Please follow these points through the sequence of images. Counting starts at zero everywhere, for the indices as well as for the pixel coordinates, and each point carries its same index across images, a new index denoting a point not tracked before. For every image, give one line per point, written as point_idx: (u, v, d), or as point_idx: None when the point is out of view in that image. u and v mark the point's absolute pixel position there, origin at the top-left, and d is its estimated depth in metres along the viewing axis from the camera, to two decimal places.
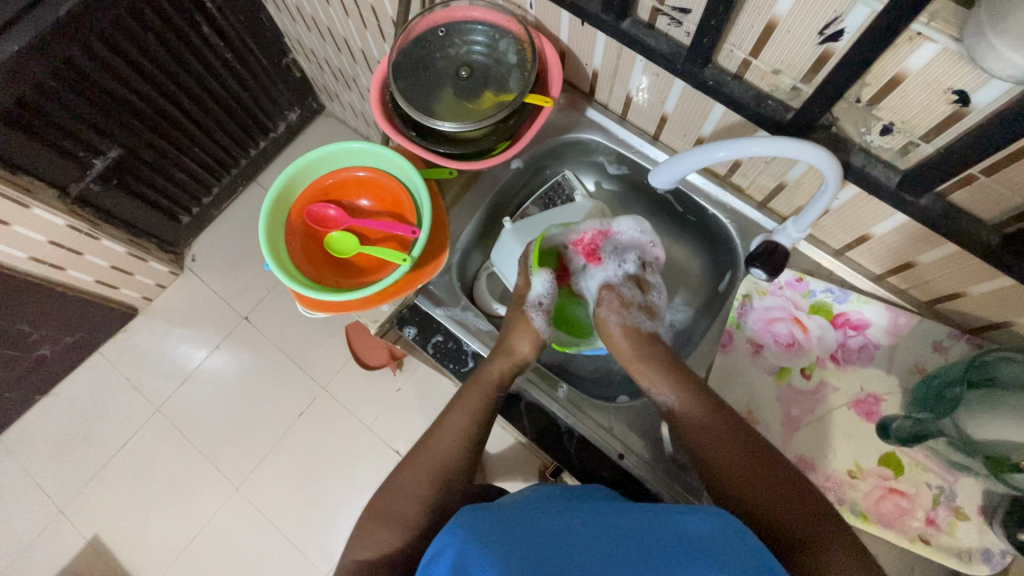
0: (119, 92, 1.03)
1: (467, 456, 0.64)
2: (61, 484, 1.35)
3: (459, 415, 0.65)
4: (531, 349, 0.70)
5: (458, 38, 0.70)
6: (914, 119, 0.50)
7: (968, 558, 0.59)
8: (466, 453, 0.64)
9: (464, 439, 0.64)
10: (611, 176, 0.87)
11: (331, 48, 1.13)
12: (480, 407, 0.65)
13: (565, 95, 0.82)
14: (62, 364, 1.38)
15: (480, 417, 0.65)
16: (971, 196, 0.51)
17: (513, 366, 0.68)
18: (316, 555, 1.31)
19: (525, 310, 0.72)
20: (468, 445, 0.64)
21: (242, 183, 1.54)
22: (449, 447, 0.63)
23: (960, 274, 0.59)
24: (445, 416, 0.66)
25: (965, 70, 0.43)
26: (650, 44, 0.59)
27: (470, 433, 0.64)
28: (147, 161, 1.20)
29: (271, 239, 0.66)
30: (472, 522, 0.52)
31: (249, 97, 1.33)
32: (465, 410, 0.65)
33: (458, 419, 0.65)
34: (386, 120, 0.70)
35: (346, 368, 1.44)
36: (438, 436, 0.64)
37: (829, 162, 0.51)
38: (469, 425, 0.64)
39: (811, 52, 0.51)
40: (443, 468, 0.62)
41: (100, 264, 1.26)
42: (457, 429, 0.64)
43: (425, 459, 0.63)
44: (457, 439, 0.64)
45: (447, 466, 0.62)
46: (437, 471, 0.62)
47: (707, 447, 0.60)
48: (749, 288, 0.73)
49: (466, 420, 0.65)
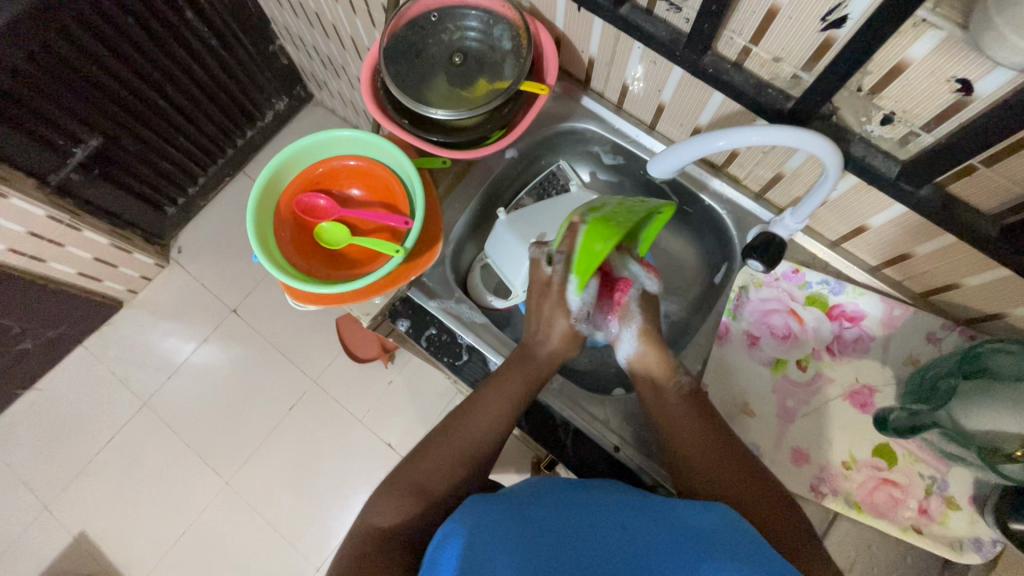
0: (97, 77, 0.99)
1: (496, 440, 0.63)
2: (46, 480, 1.33)
3: (496, 399, 0.64)
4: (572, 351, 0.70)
5: (452, 24, 0.69)
6: (915, 109, 0.49)
7: (959, 547, 0.59)
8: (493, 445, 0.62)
9: (497, 423, 0.63)
10: (607, 167, 0.86)
11: (320, 35, 1.10)
12: (520, 392, 0.65)
13: (560, 83, 0.80)
14: (44, 359, 1.34)
15: (517, 402, 0.64)
16: (970, 187, 0.51)
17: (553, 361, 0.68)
18: (308, 549, 1.30)
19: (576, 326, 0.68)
20: (501, 429, 0.63)
21: (229, 173, 1.50)
22: (481, 430, 0.62)
23: (957, 266, 0.59)
24: (482, 397, 0.64)
25: (970, 58, 0.42)
26: (648, 30, 0.57)
27: (502, 418, 0.63)
28: (129, 149, 1.16)
29: (260, 230, 0.64)
30: (476, 509, 0.51)
31: (234, 84, 1.30)
32: (503, 399, 0.64)
33: (491, 403, 0.64)
34: (377, 107, 0.68)
35: (336, 361, 1.42)
36: (471, 417, 0.63)
37: (829, 151, 0.51)
38: (506, 411, 0.63)
39: (813, 40, 0.50)
40: (469, 454, 0.61)
41: (81, 256, 1.22)
42: (490, 414, 0.63)
43: (451, 440, 0.61)
44: (491, 422, 0.63)
45: (475, 451, 0.61)
46: (465, 455, 0.61)
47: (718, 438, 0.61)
48: (745, 280, 0.73)
49: (505, 404, 0.64)
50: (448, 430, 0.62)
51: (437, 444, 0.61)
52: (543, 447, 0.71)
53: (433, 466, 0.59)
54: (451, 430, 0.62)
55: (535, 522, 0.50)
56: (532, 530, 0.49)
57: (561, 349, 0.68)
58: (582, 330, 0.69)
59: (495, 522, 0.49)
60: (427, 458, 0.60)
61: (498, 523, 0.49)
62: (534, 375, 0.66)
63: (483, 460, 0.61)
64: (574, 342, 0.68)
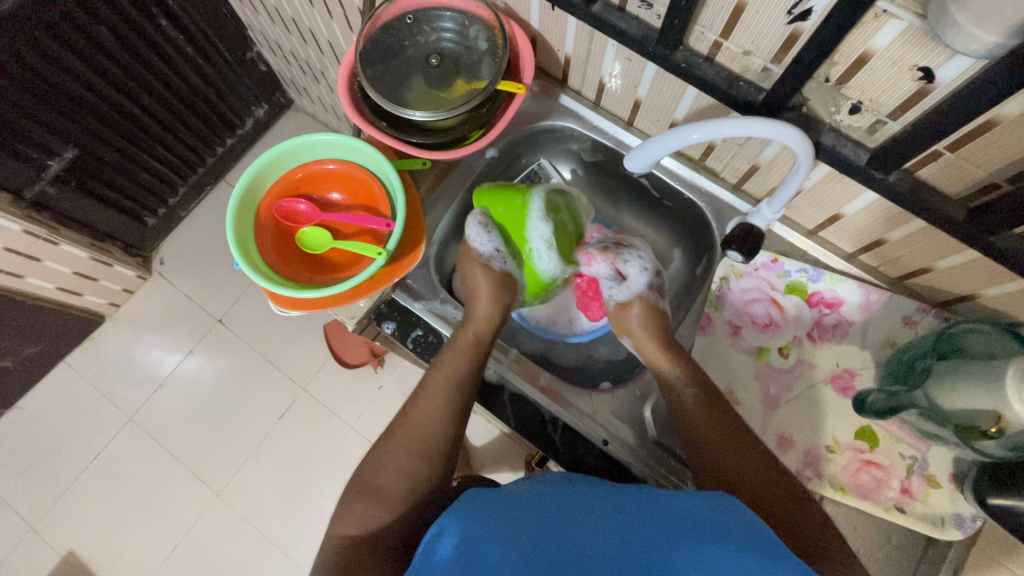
0: (70, 88, 0.98)
1: (452, 424, 0.62)
2: (30, 500, 1.30)
3: (438, 376, 0.64)
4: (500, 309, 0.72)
5: (427, 26, 0.69)
6: (881, 97, 0.50)
7: (941, 524, 0.61)
8: (452, 426, 0.62)
9: (446, 404, 0.63)
10: (587, 164, 0.87)
11: (297, 40, 1.10)
12: (460, 364, 0.65)
13: (538, 82, 0.81)
14: (25, 377, 1.32)
15: (460, 375, 0.64)
16: (936, 171, 0.52)
17: (487, 324, 0.70)
18: (303, 558, 1.29)
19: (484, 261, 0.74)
20: (453, 405, 0.63)
21: (209, 182, 1.48)
22: (432, 413, 0.62)
23: (928, 250, 0.61)
24: (428, 379, 0.65)
25: (930, 47, 0.43)
26: (621, 27, 0.58)
27: (453, 394, 0.63)
28: (107, 161, 1.15)
29: (240, 237, 0.63)
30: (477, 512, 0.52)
31: (213, 91, 1.28)
32: (448, 369, 0.64)
33: (437, 379, 0.64)
34: (355, 111, 0.68)
35: (327, 368, 1.41)
36: (420, 402, 0.63)
37: (801, 141, 0.52)
38: (450, 386, 0.63)
39: (780, 33, 0.51)
40: (429, 441, 0.60)
41: (61, 270, 1.20)
42: (435, 392, 0.63)
43: (404, 435, 0.61)
44: (442, 400, 0.63)
45: (429, 436, 0.61)
46: (417, 441, 0.60)
47: (702, 434, 0.61)
48: (726, 270, 0.73)
49: (447, 377, 0.64)
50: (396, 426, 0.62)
51: (392, 439, 0.61)
52: (532, 442, 0.71)
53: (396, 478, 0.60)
54: (403, 420, 0.62)
55: (533, 515, 0.51)
56: (524, 522, 0.50)
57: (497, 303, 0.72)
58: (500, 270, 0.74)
59: (494, 516, 0.51)
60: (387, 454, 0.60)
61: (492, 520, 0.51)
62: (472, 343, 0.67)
63: (444, 443, 0.61)
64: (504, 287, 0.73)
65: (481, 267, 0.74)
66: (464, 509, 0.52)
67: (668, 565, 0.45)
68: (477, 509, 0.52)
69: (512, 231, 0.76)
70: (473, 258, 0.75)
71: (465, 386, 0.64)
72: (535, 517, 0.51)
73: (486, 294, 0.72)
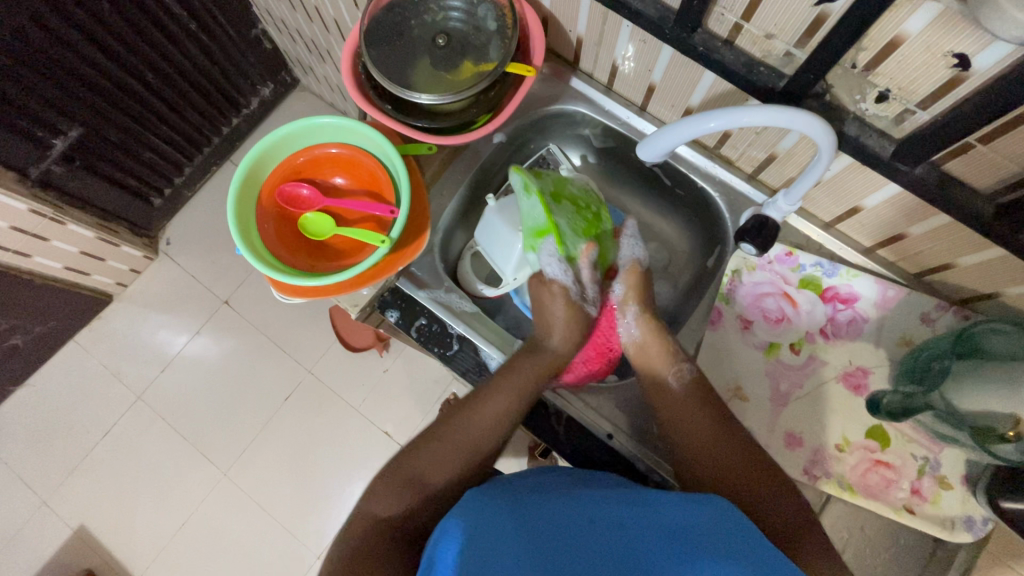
0: (74, 66, 0.97)
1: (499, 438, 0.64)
2: (42, 475, 1.33)
3: (503, 395, 0.65)
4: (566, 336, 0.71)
5: (434, 4, 0.66)
6: (911, 85, 0.48)
7: (951, 527, 0.60)
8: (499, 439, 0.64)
9: (504, 421, 0.64)
10: (598, 150, 0.85)
11: (303, 18, 1.07)
12: (528, 388, 0.66)
13: (549, 65, 0.78)
14: (36, 354, 1.33)
15: (525, 398, 0.65)
16: (964, 164, 0.49)
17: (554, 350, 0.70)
18: (308, 537, 1.31)
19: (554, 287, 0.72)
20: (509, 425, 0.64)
21: (215, 162, 1.47)
22: (486, 426, 0.63)
23: (951, 246, 0.58)
24: (490, 392, 0.65)
25: (967, 33, 0.41)
26: (636, 8, 0.55)
27: (515, 407, 0.65)
28: (112, 140, 1.14)
29: (243, 224, 0.62)
30: (484, 514, 0.50)
31: (217, 70, 1.26)
32: (515, 389, 0.65)
33: (502, 398, 0.64)
34: (359, 93, 0.66)
35: (332, 351, 1.42)
36: (474, 416, 0.63)
37: (823, 131, 0.49)
38: (515, 404, 0.65)
39: (805, 16, 0.48)
40: (470, 452, 0.62)
41: (67, 250, 1.20)
42: (496, 409, 0.64)
43: (444, 440, 0.62)
44: (501, 418, 0.64)
45: (476, 445, 0.62)
46: (450, 453, 0.61)
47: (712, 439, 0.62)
48: (739, 263, 0.72)
49: (514, 398, 0.65)
50: (441, 429, 0.63)
51: (430, 443, 0.62)
52: (536, 435, 0.70)
53: (398, 471, 0.60)
54: (454, 427, 0.63)
55: (532, 511, 0.51)
56: (529, 522, 0.50)
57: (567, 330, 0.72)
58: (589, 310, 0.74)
59: (495, 513, 0.51)
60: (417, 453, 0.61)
61: (498, 523, 0.49)
62: (541, 367, 0.68)
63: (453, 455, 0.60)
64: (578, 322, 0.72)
65: (563, 298, 0.72)
66: (470, 512, 0.51)
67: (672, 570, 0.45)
68: (478, 507, 0.52)
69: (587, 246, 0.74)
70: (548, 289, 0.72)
71: (528, 405, 0.65)
72: (539, 522, 0.50)
73: (562, 321, 0.72)
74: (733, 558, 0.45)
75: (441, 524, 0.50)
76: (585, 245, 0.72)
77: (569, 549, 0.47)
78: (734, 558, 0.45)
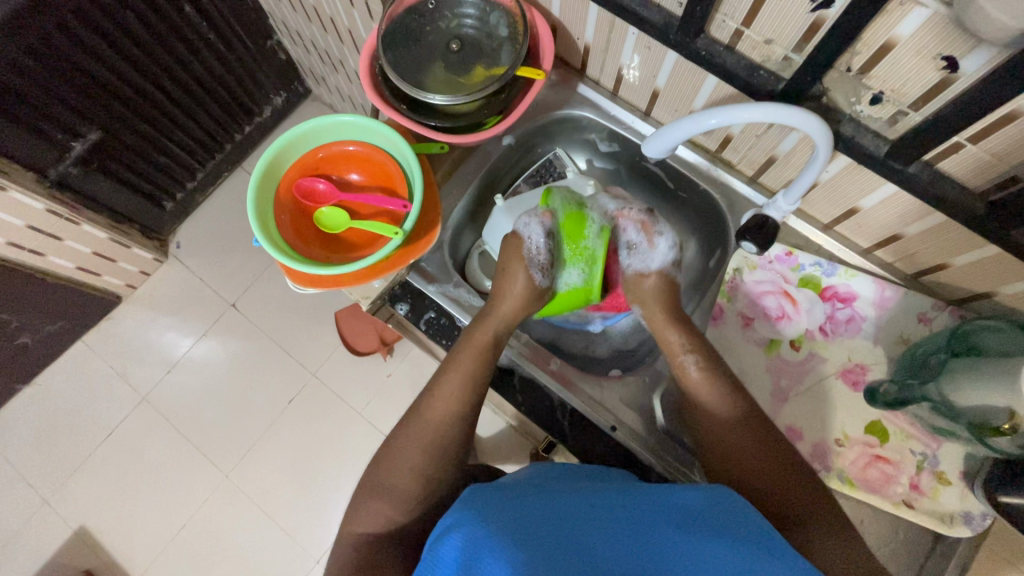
0: (97, 72, 1.00)
1: (462, 423, 0.63)
2: (45, 475, 1.33)
3: (452, 377, 0.64)
4: (512, 311, 0.69)
5: (449, 11, 0.70)
6: (902, 88, 0.50)
7: (950, 521, 0.61)
8: (461, 422, 0.63)
9: (457, 404, 0.63)
10: (603, 154, 0.87)
11: (318, 29, 1.11)
12: (474, 368, 0.65)
13: (557, 72, 0.81)
14: (44, 353, 1.35)
15: (471, 380, 0.64)
16: (956, 163, 0.52)
17: (502, 326, 0.68)
18: (308, 540, 1.31)
19: (526, 261, 0.71)
20: (467, 404, 0.64)
21: (227, 168, 1.50)
22: (440, 413, 0.63)
23: (946, 246, 0.60)
24: (438, 381, 0.65)
25: (953, 35, 0.43)
26: (642, 15, 0.58)
27: (465, 386, 0.64)
28: (128, 144, 1.17)
29: (261, 214, 0.65)
30: (484, 509, 0.52)
31: (232, 78, 1.30)
32: (458, 371, 0.64)
33: (450, 382, 0.64)
34: (376, 93, 0.69)
35: (336, 355, 1.43)
36: (432, 403, 0.64)
37: (821, 129, 0.52)
38: (461, 386, 0.64)
39: (802, 22, 0.51)
40: (441, 434, 0.62)
41: (80, 250, 1.23)
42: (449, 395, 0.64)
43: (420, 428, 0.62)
44: (455, 398, 0.63)
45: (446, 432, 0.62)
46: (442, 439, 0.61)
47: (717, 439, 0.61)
48: (739, 262, 0.73)
49: (459, 379, 0.64)
50: (410, 423, 0.64)
51: (406, 437, 0.62)
52: (541, 427, 0.72)
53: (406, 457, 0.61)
54: (414, 419, 0.64)
55: (532, 504, 0.53)
56: (528, 513, 0.51)
57: (518, 304, 0.70)
58: (537, 280, 0.71)
59: (491, 503, 0.53)
60: (398, 444, 0.62)
61: (495, 514, 0.51)
62: (485, 345, 0.67)
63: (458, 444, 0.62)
64: (530, 295, 0.70)
65: (522, 266, 0.71)
66: (469, 508, 0.53)
67: (669, 553, 0.46)
68: (475, 502, 0.54)
69: (568, 233, 0.72)
70: (517, 253, 0.71)
71: (480, 384, 0.65)
72: (539, 513, 0.51)
73: (511, 297, 0.70)
74: (733, 543, 0.46)
75: (443, 522, 0.54)
76: (540, 211, 0.72)
77: (569, 533, 0.48)
78: (722, 538, 0.47)
